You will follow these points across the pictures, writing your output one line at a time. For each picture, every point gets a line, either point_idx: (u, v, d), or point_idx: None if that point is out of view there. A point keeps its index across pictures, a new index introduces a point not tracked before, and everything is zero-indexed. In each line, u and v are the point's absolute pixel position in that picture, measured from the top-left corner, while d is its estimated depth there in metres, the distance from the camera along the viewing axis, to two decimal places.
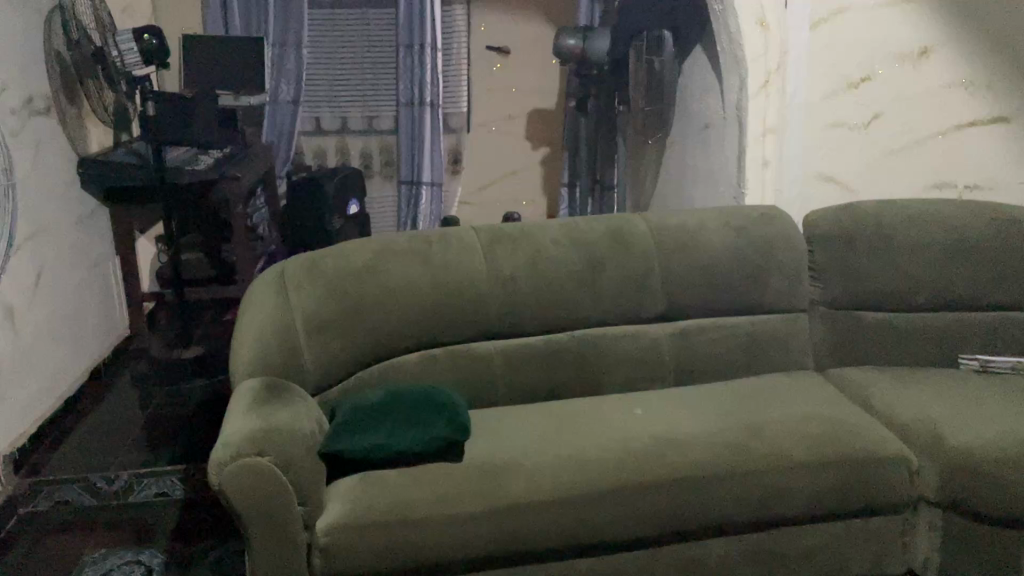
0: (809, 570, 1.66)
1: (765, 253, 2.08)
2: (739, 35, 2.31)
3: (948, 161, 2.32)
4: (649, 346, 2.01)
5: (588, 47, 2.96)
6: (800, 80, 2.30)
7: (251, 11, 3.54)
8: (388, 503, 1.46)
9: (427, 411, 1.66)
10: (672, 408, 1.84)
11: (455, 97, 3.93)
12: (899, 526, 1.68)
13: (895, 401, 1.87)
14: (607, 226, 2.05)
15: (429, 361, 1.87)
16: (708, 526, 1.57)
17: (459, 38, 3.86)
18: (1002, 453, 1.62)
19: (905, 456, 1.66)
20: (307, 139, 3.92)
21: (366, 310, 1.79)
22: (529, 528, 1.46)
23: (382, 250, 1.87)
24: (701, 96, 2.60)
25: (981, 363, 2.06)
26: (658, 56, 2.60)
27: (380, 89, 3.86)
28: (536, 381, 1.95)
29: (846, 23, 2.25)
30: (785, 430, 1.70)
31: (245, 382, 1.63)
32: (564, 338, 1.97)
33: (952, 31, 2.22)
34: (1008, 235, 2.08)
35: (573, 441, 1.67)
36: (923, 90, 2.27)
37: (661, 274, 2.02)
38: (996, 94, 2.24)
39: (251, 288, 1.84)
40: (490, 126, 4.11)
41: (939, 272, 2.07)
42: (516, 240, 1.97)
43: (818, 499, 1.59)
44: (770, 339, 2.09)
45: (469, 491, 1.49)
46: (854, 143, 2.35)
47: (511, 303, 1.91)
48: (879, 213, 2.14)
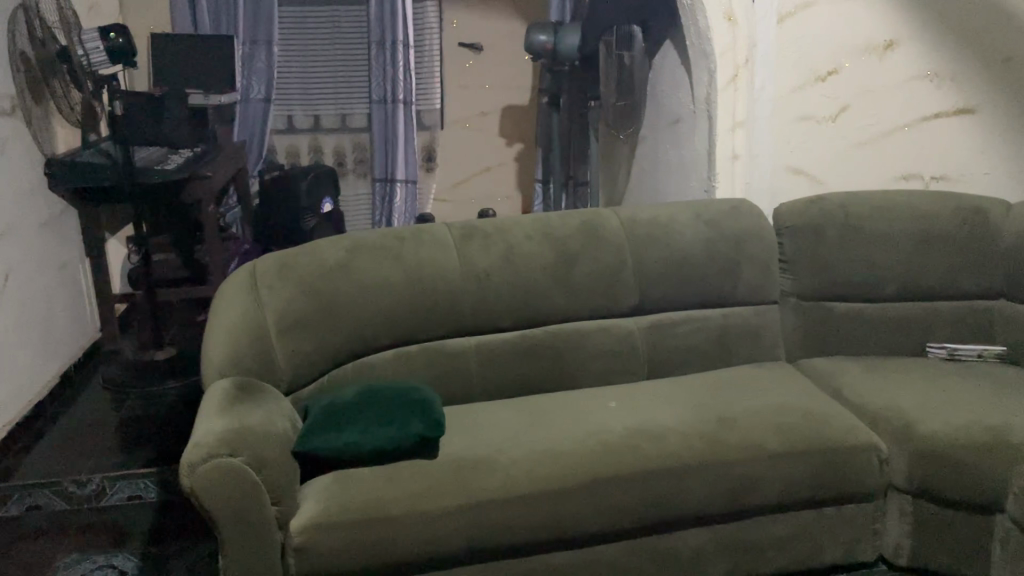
0: (784, 559, 1.68)
1: (735, 245, 2.10)
2: (707, 31, 2.33)
3: (914, 153, 2.36)
4: (623, 340, 2.03)
5: (560, 43, 2.97)
6: (769, 73, 2.33)
7: (221, 9, 3.51)
8: (363, 500, 1.45)
9: (402, 409, 1.65)
10: (646, 401, 1.86)
11: (427, 92, 3.93)
12: (871, 513, 1.71)
13: (864, 390, 1.90)
14: (580, 221, 2.05)
15: (404, 358, 1.87)
16: (683, 517, 1.58)
17: (432, 35, 3.84)
18: (969, 439, 1.65)
19: (874, 445, 1.68)
20: (278, 138, 3.88)
21: (339, 308, 1.78)
22: (505, 523, 1.47)
23: (355, 248, 1.87)
24: (671, 92, 2.62)
25: (948, 351, 2.10)
26: (628, 52, 2.62)
27: (353, 86, 3.85)
28: (510, 377, 1.95)
29: (814, 16, 2.27)
30: (757, 421, 1.72)
31: (217, 382, 1.62)
32: (539, 333, 1.98)
33: (917, 24, 2.25)
34: (974, 224, 2.11)
35: (547, 435, 1.67)
36: (889, 83, 2.30)
37: (634, 268, 2.03)
38: (961, 86, 2.27)
39: (222, 287, 1.83)
40: (463, 123, 4.11)
41: (906, 262, 2.10)
42: (490, 236, 1.97)
43: (788, 488, 1.62)
44: (741, 331, 2.12)
45: (445, 487, 1.49)
46: (823, 135, 2.38)
47: (485, 299, 1.91)
48: (848, 204, 2.17)
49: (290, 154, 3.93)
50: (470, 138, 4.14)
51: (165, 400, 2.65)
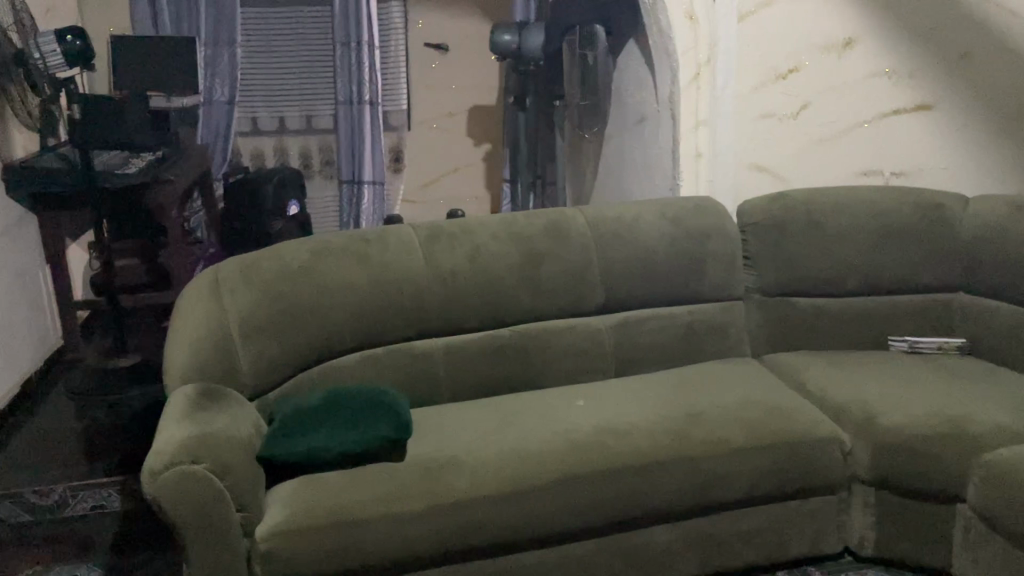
0: (750, 552, 1.69)
1: (701, 242, 2.12)
2: (671, 30, 2.39)
3: (875, 149, 2.38)
4: (589, 338, 2.04)
5: (524, 42, 2.97)
6: (729, 73, 2.37)
7: (182, 10, 3.46)
8: (330, 505, 1.44)
9: (369, 413, 1.65)
10: (614, 399, 1.86)
11: (393, 91, 3.89)
12: (836, 505, 1.73)
13: (827, 383, 1.92)
14: (545, 221, 2.06)
15: (372, 360, 1.86)
16: (650, 514, 1.59)
17: (397, 35, 3.82)
18: (930, 430, 1.67)
19: (838, 438, 1.70)
20: (243, 140, 3.83)
21: (305, 310, 1.77)
22: (473, 525, 1.47)
23: (319, 251, 1.85)
24: (636, 91, 2.63)
25: (909, 344, 2.14)
26: (592, 51, 2.67)
27: (319, 87, 3.81)
28: (478, 377, 1.95)
29: (772, 15, 2.31)
30: (723, 417, 1.73)
31: (180, 388, 1.60)
32: (506, 333, 1.98)
33: (874, 22, 2.28)
34: (932, 219, 2.15)
35: (515, 435, 1.67)
36: (849, 80, 2.34)
37: (600, 266, 2.04)
38: (918, 83, 2.30)
39: (184, 292, 1.80)
40: (430, 124, 4.10)
41: (868, 257, 2.13)
42: (456, 237, 1.97)
43: (754, 483, 1.63)
44: (706, 328, 2.14)
45: (412, 489, 1.49)
46: (783, 133, 2.41)
47: (451, 299, 1.91)
48: (809, 201, 2.19)
49: (256, 156, 3.88)
50: (438, 138, 4.13)
51: (127, 409, 2.62)
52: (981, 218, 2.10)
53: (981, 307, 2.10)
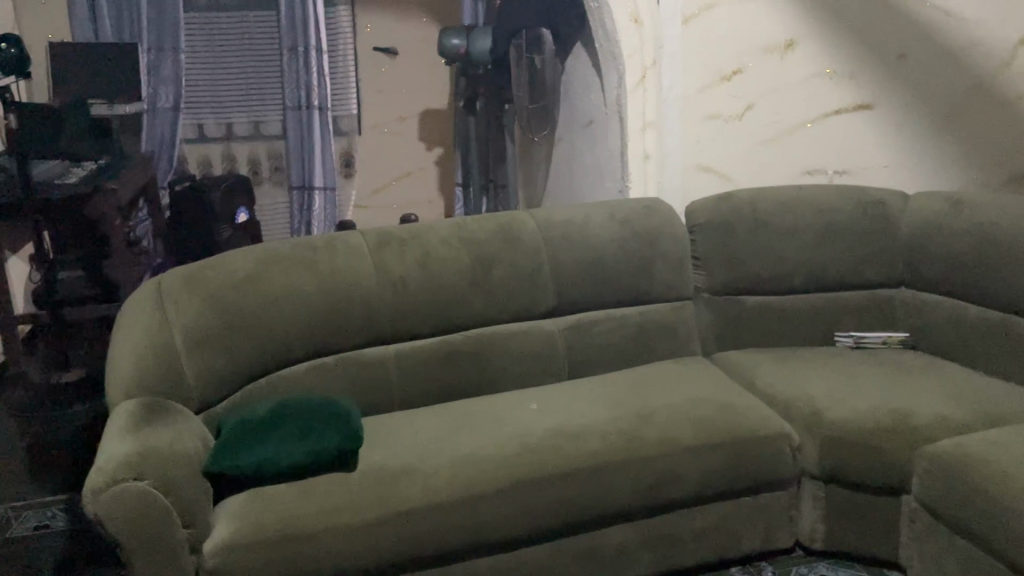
0: (704, 550, 1.71)
1: (650, 244, 2.14)
2: (615, 33, 2.40)
3: (817, 148, 2.43)
4: (542, 341, 2.04)
5: (471, 46, 2.97)
6: (675, 76, 2.44)
7: (123, 14, 3.36)
8: (279, 518, 1.42)
9: (319, 423, 1.62)
10: (567, 401, 1.87)
11: (343, 96, 3.90)
12: (785, 500, 1.76)
13: (776, 380, 1.95)
14: (496, 225, 2.06)
15: (322, 369, 1.84)
16: (604, 515, 1.59)
17: (345, 38, 3.84)
18: (875, 423, 1.71)
19: (786, 434, 1.73)
20: (190, 147, 3.74)
21: (252, 320, 1.74)
22: (425, 533, 1.45)
23: (265, 259, 1.82)
24: (585, 94, 2.66)
25: (855, 340, 2.18)
26: (538, 55, 2.67)
27: (266, 93, 3.76)
28: (431, 383, 1.93)
29: (717, 16, 2.37)
30: (674, 417, 1.75)
31: (123, 403, 1.56)
32: (458, 338, 1.97)
33: (814, 25, 2.33)
34: (874, 216, 2.19)
35: (468, 441, 1.67)
36: (792, 80, 2.38)
37: (551, 268, 2.05)
38: (859, 84, 2.34)
39: (125, 304, 1.75)
40: (380, 128, 4.05)
41: (813, 255, 2.17)
42: (405, 243, 1.95)
43: (707, 480, 1.64)
44: (657, 328, 2.15)
45: (364, 500, 1.47)
46: (728, 133, 2.47)
47: (402, 306, 1.89)
48: (755, 201, 2.23)
49: (202, 163, 3.79)
50: (388, 143, 4.08)
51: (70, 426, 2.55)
52: (920, 215, 2.14)
53: (922, 302, 2.15)
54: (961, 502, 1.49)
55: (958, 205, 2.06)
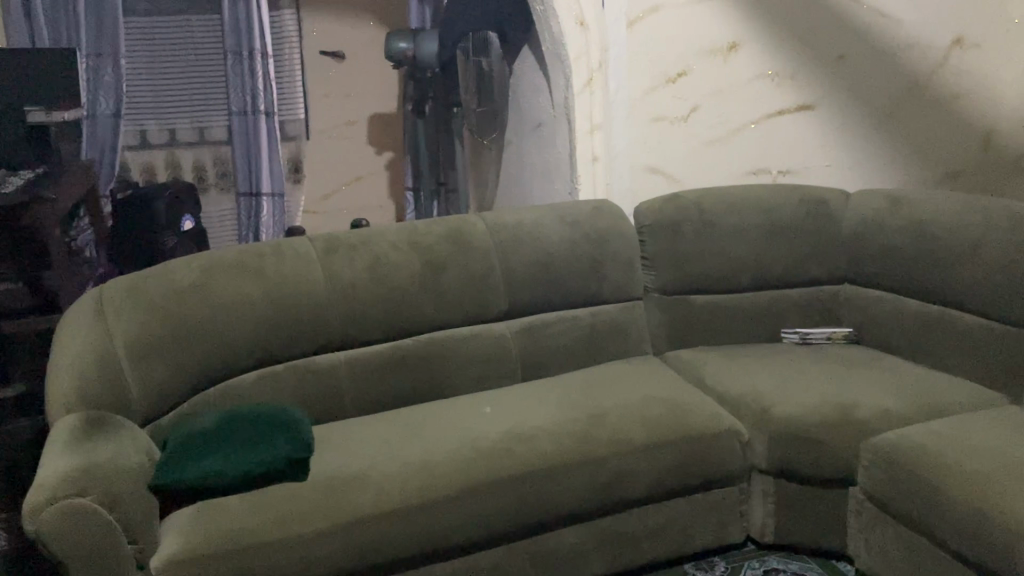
0: (659, 547, 1.72)
1: (599, 244, 2.16)
2: (561, 36, 2.42)
3: (762, 149, 2.48)
4: (494, 344, 2.04)
5: (419, 50, 2.95)
6: (620, 76, 2.45)
7: (59, 19, 3.23)
8: (227, 530, 1.39)
9: (268, 432, 1.60)
10: (520, 404, 1.87)
11: (290, 102, 3.78)
12: (737, 495, 1.78)
13: (725, 377, 1.98)
14: (446, 228, 2.05)
15: (270, 378, 1.81)
16: (559, 517, 1.59)
17: (291, 44, 3.72)
18: (821, 417, 1.74)
19: (736, 430, 1.76)
20: (132, 155, 3.63)
21: (198, 328, 1.71)
22: (379, 541, 1.44)
23: (210, 267, 1.79)
24: (532, 96, 2.68)
25: (801, 335, 2.23)
26: (485, 59, 2.66)
27: (210, 98, 3.69)
28: (383, 389, 1.92)
29: (660, 19, 2.39)
30: (626, 416, 1.76)
31: (63, 417, 1.52)
32: (410, 343, 1.96)
33: (753, 30, 2.38)
34: (817, 214, 2.24)
35: (421, 447, 1.66)
36: (735, 82, 2.43)
37: (502, 271, 2.05)
38: (799, 85, 2.40)
39: (65, 317, 1.70)
40: (329, 133, 4.00)
41: (759, 253, 2.21)
42: (354, 248, 1.94)
43: (659, 478, 1.66)
44: (609, 329, 2.17)
45: (317, 509, 1.45)
46: (676, 134, 2.49)
47: (353, 311, 1.88)
48: (701, 201, 2.26)
49: (146, 170, 3.69)
50: (337, 148, 4.03)
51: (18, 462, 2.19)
52: (860, 213, 2.20)
53: (864, 297, 2.21)
54: (905, 493, 1.52)
55: (896, 202, 2.12)
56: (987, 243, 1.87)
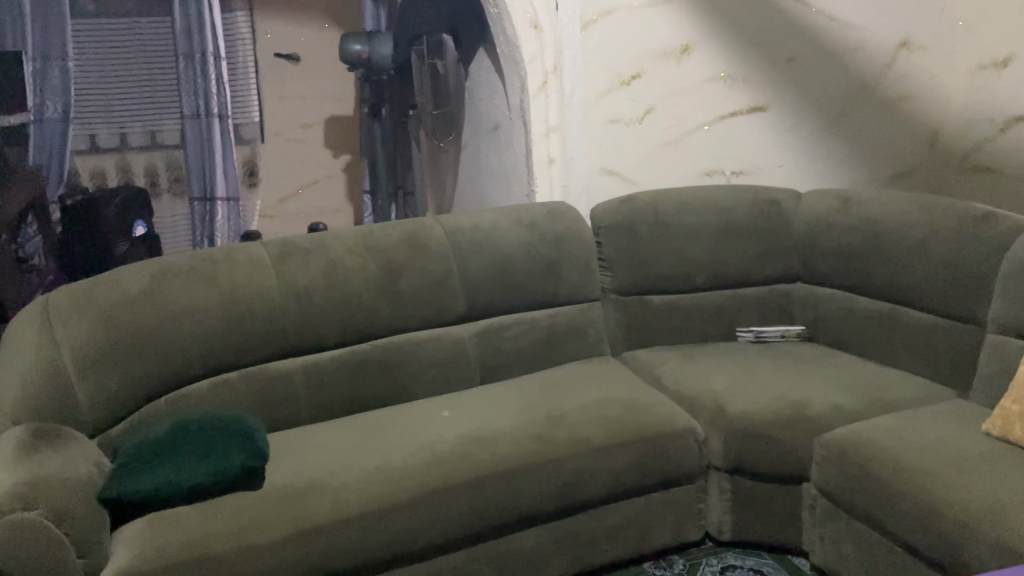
0: (617, 547, 1.73)
1: (556, 247, 2.17)
2: (515, 38, 2.39)
3: (716, 149, 2.52)
4: (452, 347, 2.03)
5: (374, 52, 2.88)
6: (576, 81, 2.48)
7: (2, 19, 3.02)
8: (181, 542, 1.37)
9: (221, 440, 1.58)
10: (478, 407, 1.87)
11: (244, 104, 3.60)
12: (694, 493, 1.80)
13: (681, 376, 2.00)
14: (403, 232, 2.04)
15: (224, 385, 1.78)
16: (519, 519, 1.59)
17: (244, 45, 3.56)
18: (775, 414, 1.77)
19: (693, 429, 1.77)
20: (79, 159, 3.41)
21: (149, 336, 1.68)
22: (337, 548, 1.42)
23: (160, 274, 1.76)
24: (488, 99, 2.69)
25: (755, 334, 2.26)
26: (441, 60, 2.66)
27: (162, 101, 3.48)
28: (340, 396, 1.90)
29: (613, 23, 2.43)
30: (584, 417, 1.77)
31: (8, 431, 1.47)
32: (366, 348, 1.94)
33: (706, 33, 2.43)
34: (769, 214, 2.28)
35: (379, 453, 1.64)
36: (687, 84, 2.47)
37: (460, 274, 2.05)
38: (751, 87, 2.45)
39: (9, 327, 1.65)
40: (283, 136, 3.79)
41: (713, 253, 2.24)
42: (309, 253, 1.92)
43: (617, 479, 1.67)
44: (567, 331, 2.18)
45: (273, 517, 1.43)
46: (629, 137, 2.53)
47: (308, 317, 1.86)
48: (656, 203, 2.28)
49: (96, 176, 3.47)
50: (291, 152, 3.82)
51: None
52: (812, 213, 2.24)
53: (816, 295, 2.25)
54: (857, 488, 1.55)
55: (846, 202, 2.16)
56: (933, 242, 1.91)
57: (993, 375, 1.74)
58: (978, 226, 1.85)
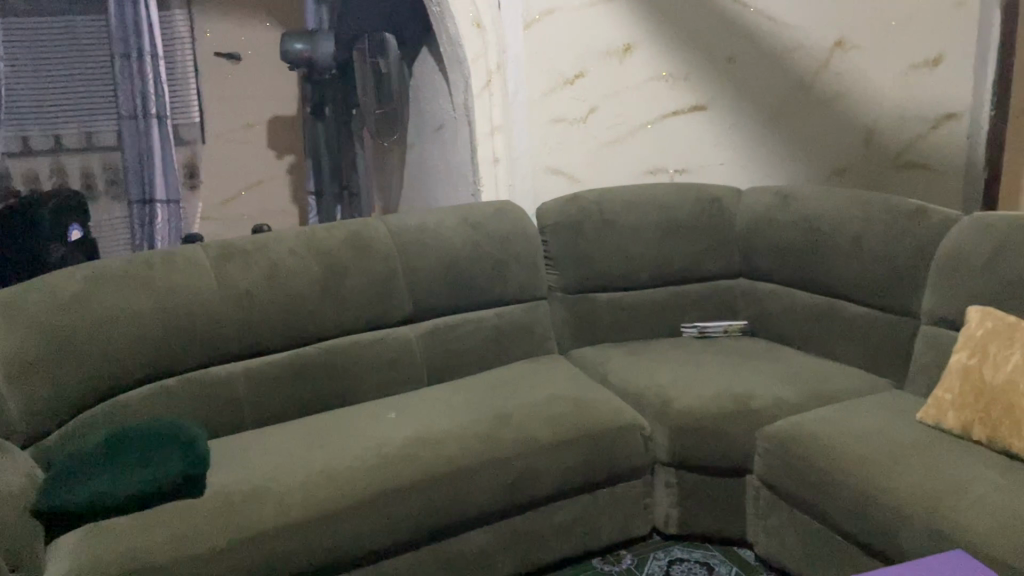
0: (565, 544, 1.74)
1: (502, 246, 2.17)
2: (457, 38, 2.38)
3: (659, 147, 2.56)
4: (399, 348, 2.02)
5: (317, 50, 2.62)
6: (519, 79, 2.44)
7: None
8: (118, 553, 1.33)
9: (159, 448, 1.54)
10: (425, 408, 1.85)
11: (184, 105, 3.44)
12: (641, 488, 1.82)
13: (627, 372, 2.02)
14: (347, 233, 2.02)
15: (163, 392, 1.74)
16: (466, 519, 1.58)
17: (183, 44, 3.41)
18: (718, 408, 1.80)
19: (639, 424, 1.79)
20: (11, 162, 3.04)
21: (83, 343, 1.63)
22: (280, 554, 1.40)
23: (94, 279, 1.71)
24: (431, 98, 2.71)
25: (698, 330, 2.30)
26: (383, 59, 2.68)
27: (98, 99, 3.14)
28: (284, 399, 1.87)
29: (555, 22, 2.41)
30: (531, 416, 1.77)
31: None
32: (310, 350, 1.92)
33: (648, 33, 2.46)
34: (711, 210, 2.32)
35: (325, 456, 1.62)
36: (630, 83, 2.49)
37: (405, 274, 2.03)
38: (692, 85, 2.51)
39: None
40: (223, 136, 3.64)
41: (657, 249, 2.27)
42: (250, 255, 1.89)
43: (565, 476, 1.67)
44: (514, 329, 2.18)
45: (217, 524, 1.40)
46: (575, 134, 2.51)
47: (249, 320, 1.83)
48: (600, 200, 2.30)
49: (27, 180, 3.11)
50: (235, 152, 3.69)
51: None
52: (751, 210, 2.28)
53: (757, 290, 2.29)
54: (799, 478, 1.58)
55: (785, 198, 2.21)
56: (868, 237, 1.96)
57: (926, 365, 1.79)
58: (910, 220, 1.90)
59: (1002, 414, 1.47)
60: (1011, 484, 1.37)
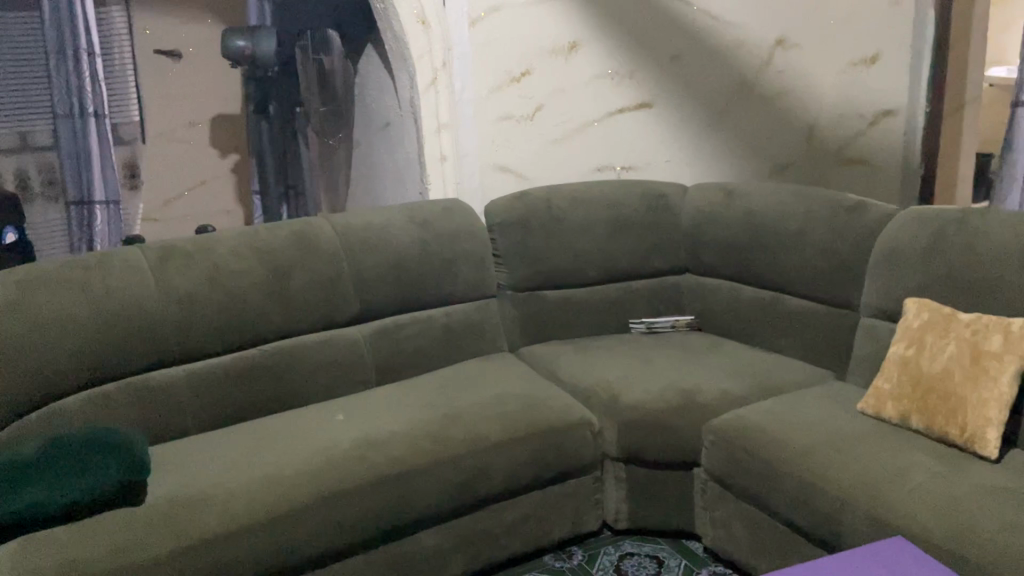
0: (517, 541, 1.74)
1: (450, 244, 2.16)
2: (402, 35, 2.34)
3: (605, 146, 2.57)
4: (346, 349, 1.99)
5: (258, 47, 2.66)
6: (466, 78, 2.41)
7: None
8: (56, 565, 1.28)
9: (97, 455, 1.49)
10: (374, 409, 1.84)
11: (123, 104, 3.21)
12: (591, 484, 1.83)
13: (577, 369, 2.03)
14: (291, 233, 1.99)
15: (103, 398, 1.69)
16: (416, 519, 1.58)
17: (120, 40, 3.16)
18: (665, 402, 1.82)
19: (589, 421, 1.80)
20: None
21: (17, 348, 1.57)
22: (226, 561, 1.38)
23: (27, 283, 1.65)
24: (378, 97, 2.69)
25: (647, 325, 2.32)
26: (327, 56, 2.70)
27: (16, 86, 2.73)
28: (229, 402, 1.84)
29: (500, 20, 2.39)
30: (480, 415, 1.76)
31: None
32: (255, 353, 1.88)
33: (593, 31, 2.47)
34: (657, 207, 2.34)
35: (272, 459, 1.60)
36: (575, 82, 2.50)
37: (352, 274, 2.01)
38: (637, 83, 2.52)
39: None
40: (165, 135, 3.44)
41: (605, 246, 2.28)
42: (191, 256, 1.85)
43: (515, 473, 1.68)
44: (463, 328, 2.17)
45: (159, 531, 1.37)
46: (522, 132, 2.50)
47: (192, 323, 1.79)
48: (548, 198, 2.30)
49: None
50: None
51: None
52: (696, 207, 2.31)
53: (703, 285, 2.32)
54: (745, 470, 1.60)
55: (729, 194, 2.24)
56: (810, 231, 2.00)
57: (865, 357, 1.83)
58: (849, 215, 1.94)
59: (939, 401, 1.51)
60: (947, 471, 1.41)
